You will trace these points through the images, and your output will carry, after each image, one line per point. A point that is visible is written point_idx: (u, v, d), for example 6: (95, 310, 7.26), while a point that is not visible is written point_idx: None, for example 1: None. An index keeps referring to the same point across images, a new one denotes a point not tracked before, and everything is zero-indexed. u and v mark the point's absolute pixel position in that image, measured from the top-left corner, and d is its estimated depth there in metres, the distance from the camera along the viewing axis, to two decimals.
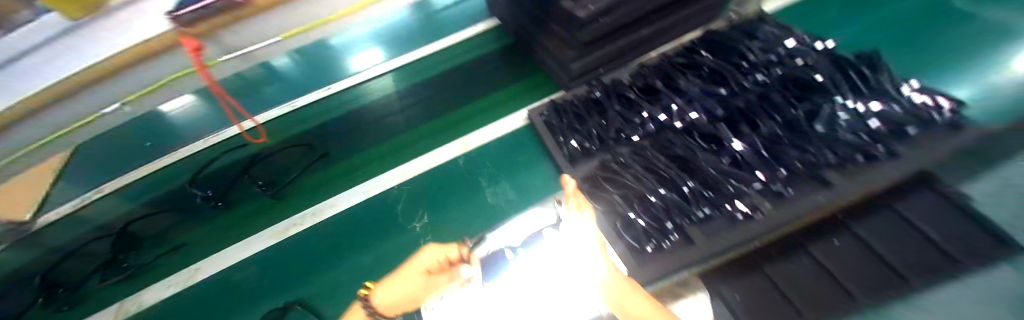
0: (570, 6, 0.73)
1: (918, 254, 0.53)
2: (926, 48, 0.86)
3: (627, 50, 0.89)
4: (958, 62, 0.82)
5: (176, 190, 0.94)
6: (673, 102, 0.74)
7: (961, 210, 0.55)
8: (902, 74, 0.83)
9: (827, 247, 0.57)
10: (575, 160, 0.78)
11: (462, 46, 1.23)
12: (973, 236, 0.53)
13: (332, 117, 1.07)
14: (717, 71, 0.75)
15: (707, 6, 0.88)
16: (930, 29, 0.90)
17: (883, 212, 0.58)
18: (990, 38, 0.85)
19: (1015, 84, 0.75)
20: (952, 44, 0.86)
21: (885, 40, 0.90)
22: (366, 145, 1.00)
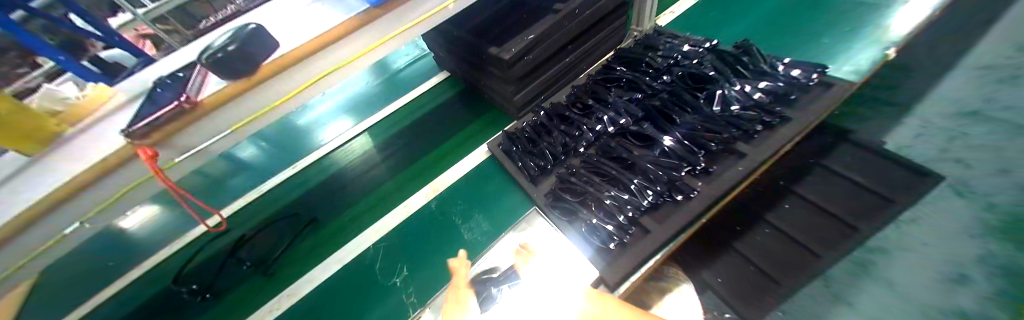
0: (496, 52, 0.86)
1: (850, 203, 0.70)
2: (801, 32, 1.05)
3: (558, 77, 1.02)
4: (825, 40, 1.01)
5: (152, 299, 0.93)
6: (603, 113, 0.84)
7: (876, 158, 0.73)
8: (787, 56, 1.00)
9: (780, 214, 0.75)
10: (536, 180, 0.84)
11: (419, 101, 1.33)
12: (890, 176, 0.70)
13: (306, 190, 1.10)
14: (631, 81, 0.87)
15: (614, 30, 1.04)
16: (802, 14, 1.10)
17: (817, 174, 0.77)
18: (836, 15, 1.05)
19: (866, 52, 0.95)
20: (818, 25, 1.05)
21: (770, 29, 1.08)
22: (342, 209, 1.03)
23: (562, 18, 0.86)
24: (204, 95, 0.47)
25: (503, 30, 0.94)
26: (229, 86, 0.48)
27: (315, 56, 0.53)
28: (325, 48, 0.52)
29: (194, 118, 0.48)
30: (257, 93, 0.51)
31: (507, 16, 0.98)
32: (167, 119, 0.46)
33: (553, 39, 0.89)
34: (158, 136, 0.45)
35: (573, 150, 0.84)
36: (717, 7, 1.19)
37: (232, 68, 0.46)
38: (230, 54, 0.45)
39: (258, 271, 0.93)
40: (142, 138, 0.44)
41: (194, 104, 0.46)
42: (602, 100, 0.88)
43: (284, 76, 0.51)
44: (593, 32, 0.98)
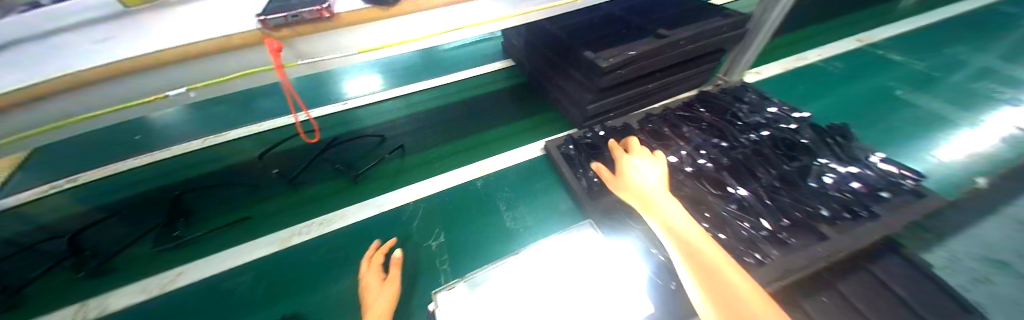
0: (592, 56, 0.85)
1: (894, 315, 0.63)
2: (885, 124, 1.03)
3: (635, 99, 1.00)
4: (912, 137, 0.98)
5: (205, 177, 1.02)
6: (683, 149, 0.82)
7: (928, 278, 0.67)
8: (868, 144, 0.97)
9: (818, 305, 0.66)
10: (595, 193, 0.83)
11: (477, 80, 1.41)
12: (940, 302, 0.64)
13: (352, 129, 1.18)
14: (715, 127, 0.86)
15: (703, 71, 1.03)
16: (886, 108, 1.08)
17: (862, 274, 0.69)
18: (930, 120, 1.03)
19: (960, 159, 0.90)
20: (905, 122, 1.03)
21: (849, 114, 1.07)
22: (382, 161, 1.04)
23: (664, 45, 0.85)
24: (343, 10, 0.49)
25: (599, 38, 0.93)
26: (366, 10, 0.50)
27: (455, 4, 0.55)
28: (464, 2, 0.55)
29: (321, 29, 0.49)
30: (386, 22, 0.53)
31: (604, 26, 0.98)
32: (303, 19, 0.47)
33: (650, 61, 0.88)
34: (289, 33, 0.47)
35: None
36: (802, 80, 1.20)
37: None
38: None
39: (292, 192, 0.95)
40: (275, 30, 0.46)
41: (332, 15, 0.48)
42: (680, 136, 0.87)
43: (421, 15, 0.54)
44: (684, 67, 0.98)
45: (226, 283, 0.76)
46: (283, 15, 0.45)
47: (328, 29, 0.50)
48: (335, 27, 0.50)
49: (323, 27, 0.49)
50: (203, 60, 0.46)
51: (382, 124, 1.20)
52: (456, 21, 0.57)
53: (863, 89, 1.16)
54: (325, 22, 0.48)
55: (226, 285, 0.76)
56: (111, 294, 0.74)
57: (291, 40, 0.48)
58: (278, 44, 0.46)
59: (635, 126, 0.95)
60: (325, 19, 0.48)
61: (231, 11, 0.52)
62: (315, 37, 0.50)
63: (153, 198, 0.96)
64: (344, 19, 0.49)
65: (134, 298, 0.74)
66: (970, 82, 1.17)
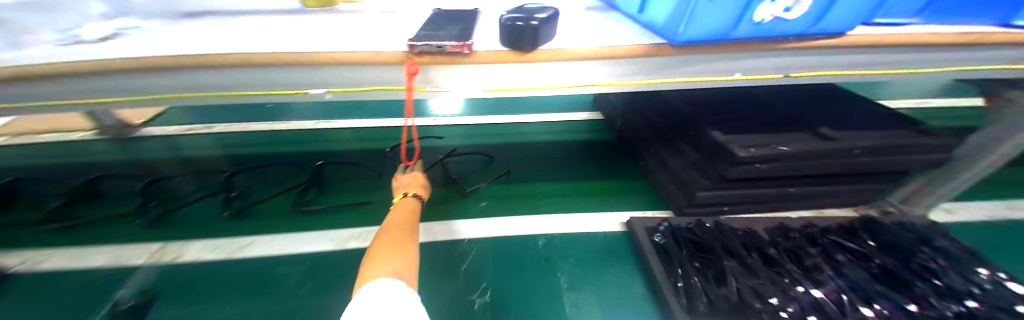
0: (723, 139, 0.72)
1: None
2: None
3: (763, 199, 0.80)
4: None
5: (311, 155, 1.19)
6: (841, 291, 0.60)
7: None
8: None
9: None
10: (695, 309, 0.62)
11: (563, 126, 1.41)
12: None
13: (437, 147, 1.24)
14: (894, 275, 0.62)
15: (868, 189, 0.78)
16: None
17: None
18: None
19: None
20: None
21: None
22: (466, 182, 1.08)
23: (829, 149, 0.68)
24: (482, 51, 0.49)
25: (744, 120, 0.78)
26: (503, 53, 0.49)
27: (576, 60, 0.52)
28: (607, 60, 0.52)
29: (455, 63, 0.49)
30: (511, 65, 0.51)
31: (746, 110, 0.82)
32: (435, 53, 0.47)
33: (796, 164, 0.70)
34: (427, 60, 0.48)
35: (773, 310, 0.59)
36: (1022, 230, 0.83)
37: (516, 40, 0.48)
38: (533, 29, 0.46)
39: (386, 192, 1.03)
40: (418, 55, 0.47)
41: (470, 53, 0.47)
42: (832, 266, 0.65)
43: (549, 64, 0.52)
44: (846, 180, 0.76)
45: (280, 268, 0.77)
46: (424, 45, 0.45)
47: (449, 63, 0.49)
48: (453, 63, 0.49)
49: (446, 61, 0.48)
50: (341, 69, 0.48)
51: (465, 151, 1.24)
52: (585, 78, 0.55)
53: None
54: (451, 58, 0.48)
55: (279, 270, 0.76)
56: (188, 245, 0.82)
57: (427, 67, 0.49)
58: (414, 69, 0.47)
59: (762, 237, 0.74)
60: (463, 54, 0.47)
61: (384, 29, 0.55)
62: (447, 67, 0.50)
63: (272, 160, 1.14)
64: (478, 57, 0.48)
65: (207, 254, 0.80)
66: None
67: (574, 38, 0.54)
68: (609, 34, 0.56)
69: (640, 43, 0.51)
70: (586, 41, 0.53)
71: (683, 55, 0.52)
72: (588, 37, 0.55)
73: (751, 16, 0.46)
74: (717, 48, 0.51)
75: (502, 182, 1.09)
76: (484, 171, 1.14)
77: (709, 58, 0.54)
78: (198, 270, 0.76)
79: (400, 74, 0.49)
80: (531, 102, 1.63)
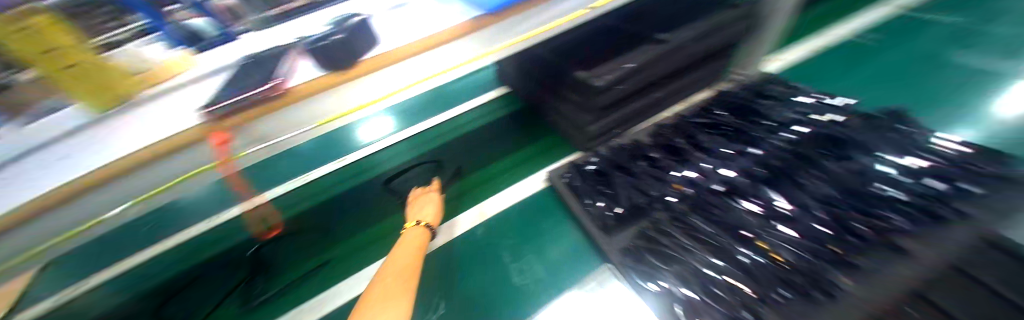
0: (587, 76, 0.77)
1: None
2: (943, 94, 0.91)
3: (641, 111, 0.90)
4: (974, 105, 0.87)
5: None
6: (704, 163, 0.72)
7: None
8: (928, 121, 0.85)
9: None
10: (610, 230, 0.72)
11: (473, 113, 1.32)
12: None
13: (365, 180, 1.11)
14: (743, 131, 0.74)
15: (715, 67, 0.90)
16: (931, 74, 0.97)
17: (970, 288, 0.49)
18: (979, 79, 0.92)
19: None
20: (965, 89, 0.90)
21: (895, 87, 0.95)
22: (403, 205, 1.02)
23: (666, 52, 0.77)
24: (296, 83, 0.40)
25: (602, 49, 0.84)
26: (323, 78, 0.41)
27: (425, 52, 0.46)
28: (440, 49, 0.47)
29: (270, 111, 0.39)
30: (340, 94, 0.43)
31: (599, 38, 0.87)
32: (250, 104, 0.38)
33: (648, 73, 0.79)
34: (237, 120, 0.38)
35: (660, 199, 0.71)
36: (827, 55, 1.07)
37: (336, 55, 0.41)
38: (338, 40, 0.40)
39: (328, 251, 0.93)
40: (221, 120, 0.37)
41: (284, 92, 0.39)
42: (697, 146, 0.76)
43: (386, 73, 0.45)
44: (694, 68, 0.87)
45: None
46: (224, 104, 0.37)
47: (266, 113, 0.39)
48: (272, 112, 0.40)
49: (262, 112, 0.39)
50: (126, 179, 0.36)
51: (394, 171, 1.13)
52: (425, 71, 0.50)
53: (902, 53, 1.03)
54: (261, 106, 0.38)
55: None
56: None
57: (242, 126, 0.39)
58: (226, 137, 0.39)
59: (645, 143, 0.84)
60: (271, 96, 0.39)
61: (147, 109, 0.39)
62: (260, 125, 0.41)
63: None
64: (301, 93, 0.40)
65: None
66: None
67: (395, 36, 0.48)
68: (433, 15, 0.50)
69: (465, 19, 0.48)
70: (409, 33, 0.47)
71: (517, 17, 0.51)
72: (411, 26, 0.48)
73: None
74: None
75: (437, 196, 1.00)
76: (427, 185, 1.07)
77: (544, 6, 0.53)
78: None
79: (213, 150, 0.40)
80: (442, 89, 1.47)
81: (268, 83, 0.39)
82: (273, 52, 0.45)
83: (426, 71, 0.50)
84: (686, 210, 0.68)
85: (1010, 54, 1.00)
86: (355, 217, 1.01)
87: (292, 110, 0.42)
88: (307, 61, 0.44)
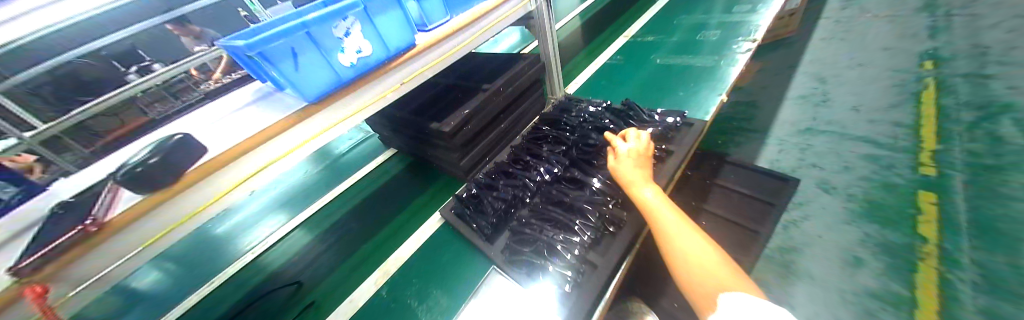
0: (437, 126, 0.98)
1: None
2: (660, 85, 1.56)
3: (496, 141, 1.17)
4: (676, 86, 1.52)
5: None
6: (540, 167, 0.98)
7: (735, 224, 0.98)
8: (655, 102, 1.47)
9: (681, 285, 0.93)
10: (490, 237, 0.92)
11: (366, 180, 1.39)
12: (738, 238, 0.95)
13: (262, 281, 1.06)
14: (557, 138, 1.06)
15: (535, 98, 1.27)
16: (654, 74, 1.64)
17: None
18: (675, 72, 1.62)
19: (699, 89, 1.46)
20: (669, 79, 1.58)
21: (638, 87, 1.58)
22: (315, 284, 1.02)
23: (487, 98, 1.05)
24: (114, 215, 0.49)
25: (446, 106, 1.09)
26: (143, 200, 0.51)
27: (261, 145, 0.62)
28: (261, 144, 0.62)
29: (105, 238, 0.48)
30: (188, 197, 0.56)
31: (443, 97, 1.15)
32: (64, 248, 0.45)
33: (482, 114, 1.05)
34: (51, 269, 0.44)
35: (518, 202, 0.95)
36: (602, 77, 1.71)
37: (149, 179, 0.51)
38: (153, 166, 0.51)
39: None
40: (36, 270, 0.43)
41: (99, 226, 0.47)
42: (536, 158, 1.04)
43: (227, 172, 0.59)
44: (518, 105, 1.19)
45: None
46: (32, 256, 0.43)
47: (108, 238, 0.49)
48: (110, 235, 0.49)
49: (89, 245, 0.47)
50: None
51: (296, 261, 1.10)
52: (264, 159, 0.64)
53: (639, 67, 1.72)
54: (88, 240, 0.47)
55: None
56: None
57: (61, 271, 0.46)
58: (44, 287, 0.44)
59: (505, 162, 1.09)
60: (91, 231, 0.47)
61: None
62: (90, 255, 0.48)
63: None
64: (116, 222, 0.49)
65: None
66: (707, 37, 1.84)
67: (222, 144, 0.62)
68: (257, 121, 0.67)
69: (279, 118, 0.66)
70: (239, 137, 0.63)
71: (334, 103, 0.73)
72: (240, 132, 0.65)
73: (340, 64, 0.71)
74: (352, 88, 0.75)
75: (349, 264, 1.06)
76: (331, 261, 1.08)
77: (364, 88, 0.78)
78: None
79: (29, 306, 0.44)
80: (333, 168, 1.51)
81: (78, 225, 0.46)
82: (100, 194, 0.54)
83: (263, 159, 0.64)
84: (537, 203, 0.92)
85: (691, 51, 1.77)
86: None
87: (135, 227, 0.51)
88: (127, 192, 0.53)
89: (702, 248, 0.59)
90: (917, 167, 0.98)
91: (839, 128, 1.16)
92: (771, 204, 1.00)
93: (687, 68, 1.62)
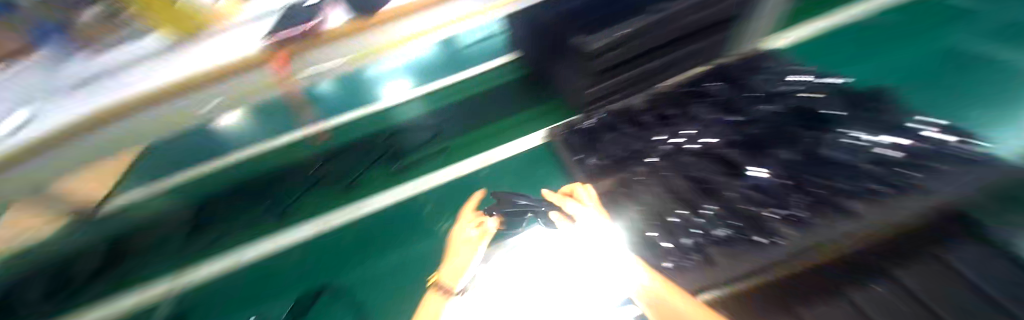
0: (580, 41, 0.79)
1: None
2: (951, 81, 0.92)
3: (639, 80, 0.94)
4: (991, 90, 0.85)
5: None
6: (689, 128, 0.81)
7: None
8: (928, 105, 0.88)
9: None
10: (594, 176, 0.83)
11: (488, 73, 1.39)
12: None
13: (387, 124, 1.21)
14: (728, 103, 0.83)
15: (717, 40, 0.94)
16: (947, 63, 0.97)
17: None
18: (1006, 67, 0.90)
19: None
20: (982, 76, 0.90)
21: (899, 75, 0.97)
22: (420, 145, 1.13)
23: (663, 20, 0.79)
24: (334, 24, 0.58)
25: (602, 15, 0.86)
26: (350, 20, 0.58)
27: (439, 6, 0.62)
28: (436, 5, 0.61)
29: (326, 39, 0.60)
30: (377, 30, 0.62)
31: None
32: (301, 36, 0.56)
33: (643, 40, 0.82)
34: (295, 48, 0.57)
35: (644, 156, 0.81)
36: (843, 38, 1.09)
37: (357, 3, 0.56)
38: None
39: (341, 178, 1.05)
40: (287, 45, 0.56)
41: (322, 28, 0.58)
42: (688, 116, 0.82)
43: (408, 18, 0.62)
44: (691, 39, 0.90)
45: (278, 262, 0.89)
46: (287, 32, 0.55)
47: (326, 42, 0.61)
48: (329, 38, 0.60)
49: (315, 40, 0.59)
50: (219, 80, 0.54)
51: (409, 120, 1.22)
52: (418, 27, 0.65)
53: (922, 46, 1.03)
54: (315, 34, 0.58)
55: (278, 264, 0.89)
56: (179, 275, 0.88)
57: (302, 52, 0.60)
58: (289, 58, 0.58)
59: (638, 108, 0.90)
60: (319, 30, 0.58)
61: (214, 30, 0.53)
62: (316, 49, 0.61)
63: None
64: (335, 32, 0.59)
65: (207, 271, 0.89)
66: None
67: None
68: None
69: None
70: None
71: None
72: None
73: None
74: None
75: (452, 141, 1.13)
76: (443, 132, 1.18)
77: None
78: (207, 287, 0.86)
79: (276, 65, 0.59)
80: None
81: (308, 21, 0.56)
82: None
83: (413, 29, 0.66)
84: (664, 167, 0.78)
85: None
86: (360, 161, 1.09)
87: (342, 42, 0.63)
88: (339, 7, 0.58)
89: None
90: None
91: None
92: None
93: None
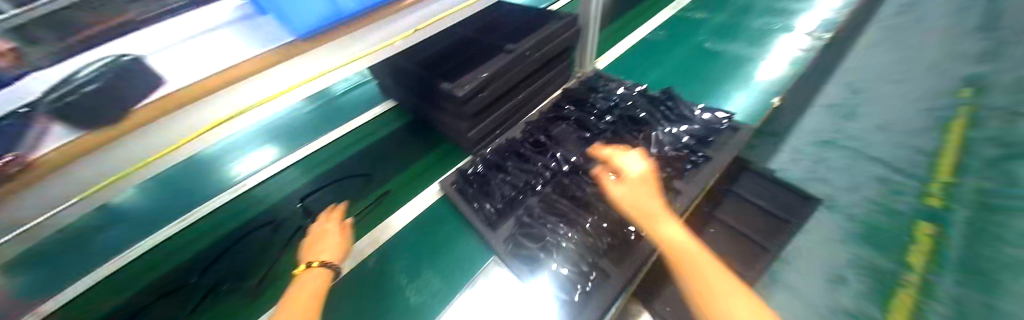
0: (448, 88, 0.83)
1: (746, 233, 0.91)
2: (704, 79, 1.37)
3: (509, 114, 1.03)
4: (723, 83, 1.33)
5: None
6: (558, 151, 0.90)
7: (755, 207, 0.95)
8: (697, 99, 1.28)
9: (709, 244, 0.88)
10: (493, 224, 0.84)
11: (363, 130, 1.25)
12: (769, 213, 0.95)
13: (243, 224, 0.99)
14: (580, 122, 0.95)
15: (562, 68, 1.13)
16: (700, 64, 1.43)
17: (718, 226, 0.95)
18: (725, 65, 1.41)
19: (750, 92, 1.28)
20: (716, 72, 1.38)
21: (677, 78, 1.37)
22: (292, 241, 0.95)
23: (514, 59, 0.90)
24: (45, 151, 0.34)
25: (457, 67, 0.93)
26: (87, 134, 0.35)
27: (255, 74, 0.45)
28: (256, 76, 0.45)
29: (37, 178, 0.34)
30: (154, 130, 0.40)
31: (458, 52, 0.99)
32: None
33: (503, 80, 0.91)
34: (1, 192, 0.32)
35: (528, 188, 0.86)
36: (634, 59, 1.48)
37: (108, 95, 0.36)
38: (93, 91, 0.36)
39: (207, 308, 0.83)
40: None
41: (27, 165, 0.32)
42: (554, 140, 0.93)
43: (198, 106, 0.42)
44: (540, 71, 1.05)
45: None
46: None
47: (57, 169, 0.35)
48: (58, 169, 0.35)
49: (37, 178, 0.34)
50: None
51: (272, 210, 1.02)
52: (258, 92, 0.47)
53: (683, 53, 1.49)
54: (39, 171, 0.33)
55: None
56: None
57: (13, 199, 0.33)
58: None
59: (518, 139, 0.98)
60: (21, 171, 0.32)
61: None
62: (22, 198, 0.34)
63: None
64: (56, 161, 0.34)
65: None
66: (758, 25, 1.61)
67: (185, 76, 0.43)
68: (226, 52, 0.47)
69: (255, 53, 0.45)
70: (201, 69, 0.44)
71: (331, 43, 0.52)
72: (203, 62, 0.46)
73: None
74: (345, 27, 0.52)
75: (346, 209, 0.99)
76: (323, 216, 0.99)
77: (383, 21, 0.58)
78: None
79: None
80: (319, 113, 1.35)
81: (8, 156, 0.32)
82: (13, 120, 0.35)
83: (257, 94, 0.47)
84: (550, 192, 0.85)
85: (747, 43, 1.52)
86: (253, 261, 0.91)
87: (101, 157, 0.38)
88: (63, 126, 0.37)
89: (752, 314, 0.43)
90: (923, 196, 0.94)
91: (858, 146, 1.06)
92: (787, 223, 0.90)
93: (734, 63, 1.41)
